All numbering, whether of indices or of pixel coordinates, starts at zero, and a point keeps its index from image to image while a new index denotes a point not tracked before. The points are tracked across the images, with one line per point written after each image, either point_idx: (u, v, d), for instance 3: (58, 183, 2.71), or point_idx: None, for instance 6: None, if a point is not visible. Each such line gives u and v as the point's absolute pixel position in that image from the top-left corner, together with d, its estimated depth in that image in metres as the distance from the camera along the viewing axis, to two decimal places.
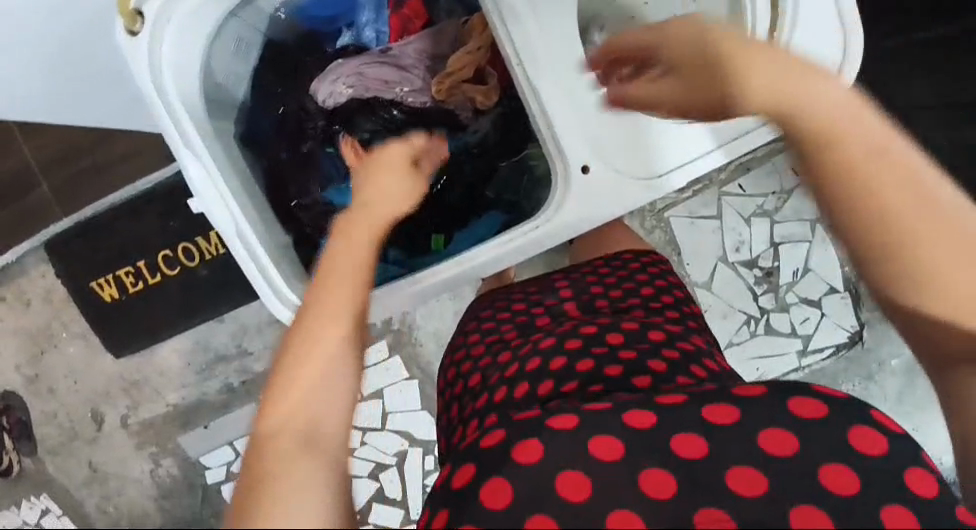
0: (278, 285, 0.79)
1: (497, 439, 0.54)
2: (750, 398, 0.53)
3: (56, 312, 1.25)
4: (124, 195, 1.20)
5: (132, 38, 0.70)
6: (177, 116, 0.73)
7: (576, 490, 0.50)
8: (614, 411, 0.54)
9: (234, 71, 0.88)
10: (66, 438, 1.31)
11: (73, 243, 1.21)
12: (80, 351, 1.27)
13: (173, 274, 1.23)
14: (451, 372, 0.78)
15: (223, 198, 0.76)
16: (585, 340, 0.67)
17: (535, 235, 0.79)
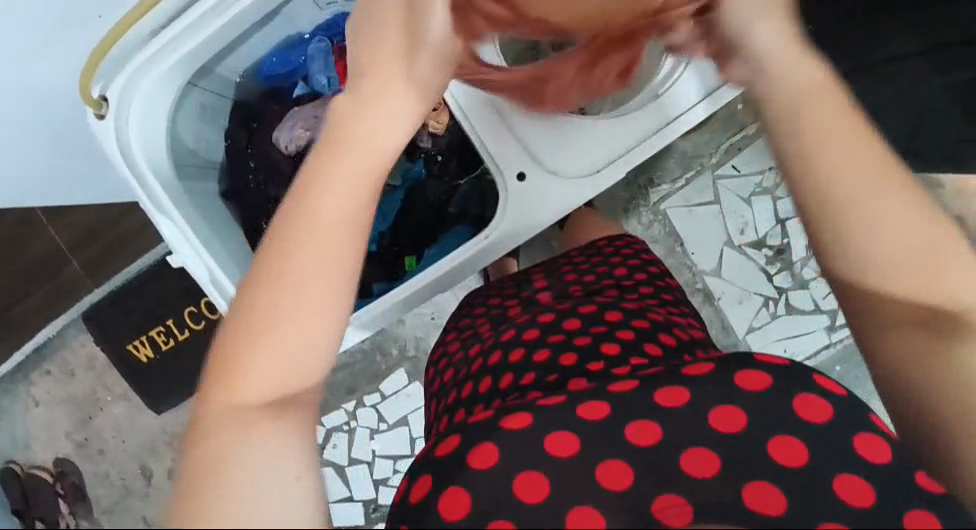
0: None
1: (451, 445, 0.55)
2: (700, 375, 0.54)
3: (100, 377, 1.35)
4: (147, 262, 1.29)
5: (100, 120, 0.78)
6: (149, 192, 0.80)
7: (533, 492, 0.50)
8: (569, 403, 0.54)
9: (204, 135, 0.96)
10: (119, 496, 1.37)
11: (107, 311, 1.31)
12: (124, 411, 1.36)
13: (199, 328, 1.31)
14: (432, 369, 0.83)
15: (198, 253, 0.80)
16: (544, 329, 0.70)
17: (483, 242, 0.82)
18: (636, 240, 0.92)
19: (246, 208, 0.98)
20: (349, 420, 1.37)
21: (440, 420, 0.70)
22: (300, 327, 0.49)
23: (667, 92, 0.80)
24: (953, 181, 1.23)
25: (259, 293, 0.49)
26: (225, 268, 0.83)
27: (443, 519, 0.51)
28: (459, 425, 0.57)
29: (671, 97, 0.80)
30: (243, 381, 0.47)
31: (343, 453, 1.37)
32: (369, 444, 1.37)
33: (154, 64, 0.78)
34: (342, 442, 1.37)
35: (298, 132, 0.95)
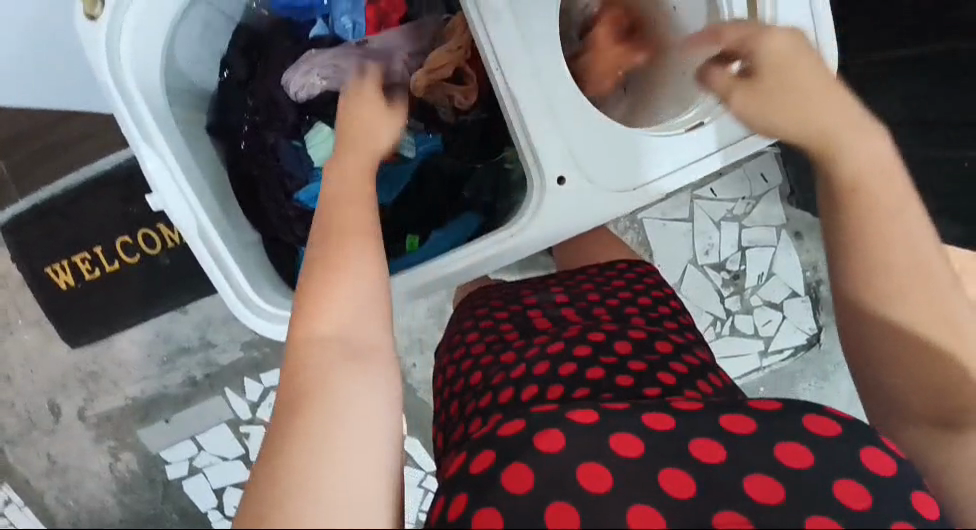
0: (243, 288, 0.73)
1: (516, 426, 0.51)
2: (766, 412, 0.51)
3: (11, 298, 1.19)
4: (80, 178, 1.14)
5: (90, 23, 0.67)
6: (136, 111, 0.69)
7: (599, 482, 0.48)
8: (632, 410, 0.52)
9: (199, 57, 0.85)
10: (25, 428, 1.27)
11: (29, 228, 1.15)
12: (36, 340, 1.22)
13: (131, 262, 1.17)
14: (450, 369, 0.76)
15: (182, 191, 0.71)
16: (594, 348, 0.67)
17: (509, 243, 0.77)
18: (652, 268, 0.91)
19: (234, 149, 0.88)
20: None
21: (469, 422, 0.64)
22: (356, 284, 0.51)
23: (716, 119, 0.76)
24: None
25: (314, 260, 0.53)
26: (214, 217, 0.74)
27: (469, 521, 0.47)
28: (482, 439, 0.52)
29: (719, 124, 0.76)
30: (329, 321, 0.49)
31: None
32: None
33: None
34: None
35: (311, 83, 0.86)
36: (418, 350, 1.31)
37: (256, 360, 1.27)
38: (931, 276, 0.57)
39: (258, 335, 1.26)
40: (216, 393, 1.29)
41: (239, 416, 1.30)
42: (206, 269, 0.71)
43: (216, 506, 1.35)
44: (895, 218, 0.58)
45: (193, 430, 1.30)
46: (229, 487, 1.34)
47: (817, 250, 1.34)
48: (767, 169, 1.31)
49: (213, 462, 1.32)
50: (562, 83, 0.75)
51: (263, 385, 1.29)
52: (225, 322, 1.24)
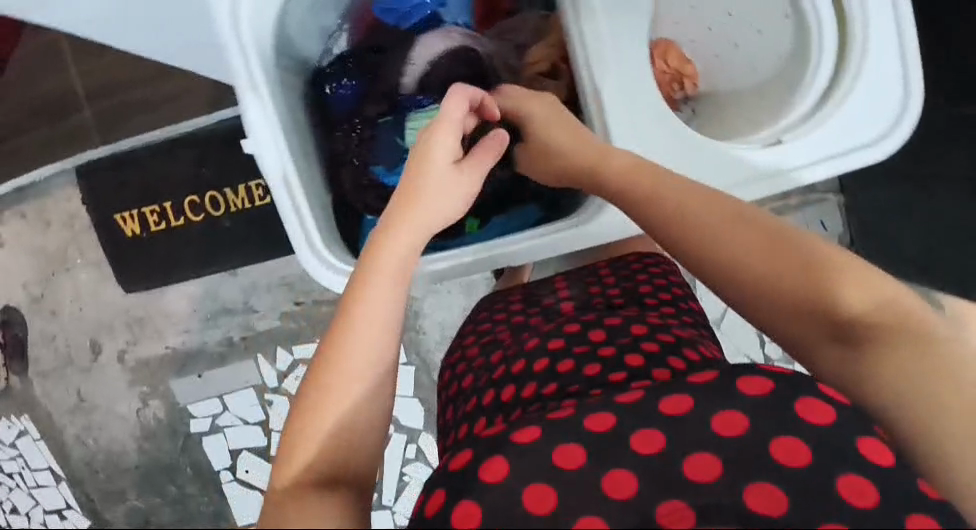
0: (314, 240, 0.74)
1: (464, 458, 0.49)
2: (704, 384, 0.48)
3: (75, 238, 1.27)
4: (161, 135, 1.20)
5: None
6: (247, 61, 0.72)
7: (542, 500, 0.45)
8: (575, 415, 0.49)
9: (306, 25, 0.88)
10: (60, 362, 1.33)
11: (105, 174, 1.21)
12: (91, 279, 1.29)
13: (195, 220, 1.23)
14: (447, 375, 0.74)
15: (276, 144, 0.73)
16: (568, 340, 0.65)
17: (564, 233, 0.75)
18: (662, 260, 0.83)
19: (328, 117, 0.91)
20: None
21: (459, 427, 0.63)
22: (354, 407, 0.51)
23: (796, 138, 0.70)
24: None
25: (325, 359, 0.53)
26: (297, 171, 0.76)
27: (485, 481, 0.46)
28: (472, 439, 0.52)
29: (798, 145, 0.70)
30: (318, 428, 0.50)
31: None
32: None
33: None
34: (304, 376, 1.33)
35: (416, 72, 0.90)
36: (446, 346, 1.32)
37: (290, 331, 1.31)
38: (787, 244, 0.58)
39: (297, 307, 1.30)
40: (248, 357, 1.33)
41: (265, 384, 1.33)
42: (288, 226, 0.73)
43: (229, 468, 1.38)
44: (724, 222, 0.61)
45: (221, 390, 1.34)
46: (245, 452, 1.37)
47: None
48: (827, 216, 1.19)
49: (234, 423, 1.36)
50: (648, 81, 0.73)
51: (294, 356, 1.32)
52: (268, 290, 1.29)
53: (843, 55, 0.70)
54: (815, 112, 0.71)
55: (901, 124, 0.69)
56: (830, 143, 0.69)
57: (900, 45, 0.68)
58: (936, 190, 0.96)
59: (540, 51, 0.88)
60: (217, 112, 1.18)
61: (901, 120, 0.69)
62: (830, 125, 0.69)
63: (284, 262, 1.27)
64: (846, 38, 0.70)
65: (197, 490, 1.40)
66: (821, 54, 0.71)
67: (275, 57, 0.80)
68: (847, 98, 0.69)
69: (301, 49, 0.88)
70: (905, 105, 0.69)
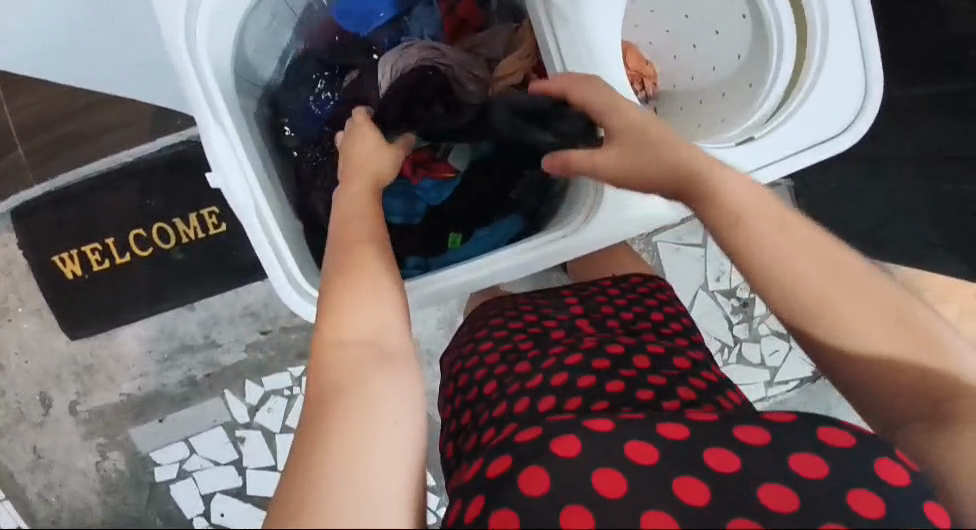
0: (294, 272, 0.71)
1: (532, 433, 0.49)
2: (781, 424, 0.49)
3: (12, 283, 1.15)
4: (100, 168, 1.11)
5: None
6: (203, 79, 0.68)
7: (614, 485, 0.45)
8: (649, 421, 0.49)
9: (262, 45, 0.84)
10: (10, 420, 1.22)
11: (42, 212, 1.12)
12: (34, 328, 1.18)
13: (144, 255, 1.15)
14: (460, 379, 0.71)
15: (243, 171, 0.68)
16: (612, 361, 0.63)
17: (557, 245, 0.75)
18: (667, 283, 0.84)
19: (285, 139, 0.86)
20: (292, 385, 1.26)
21: (482, 433, 0.60)
22: (376, 307, 0.49)
23: (766, 136, 0.71)
24: None
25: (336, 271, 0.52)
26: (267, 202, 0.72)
27: (524, 496, 0.45)
28: (503, 443, 0.50)
29: (767, 142, 0.71)
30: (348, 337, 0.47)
31: (277, 419, 1.27)
32: None
33: None
34: (278, 408, 1.26)
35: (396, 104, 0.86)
36: (425, 361, 1.29)
37: (259, 362, 1.24)
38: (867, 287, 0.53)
39: (263, 337, 1.23)
40: (215, 395, 1.25)
41: (236, 420, 1.26)
42: (262, 256, 0.68)
43: (203, 514, 1.30)
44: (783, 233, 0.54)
45: (187, 432, 1.25)
46: (219, 495, 1.29)
47: None
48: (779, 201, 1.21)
49: (204, 466, 1.27)
50: (619, 79, 0.73)
51: (265, 389, 1.25)
52: (230, 322, 1.22)
53: (804, 57, 0.73)
54: (782, 106, 0.73)
55: (860, 122, 0.71)
56: (794, 140, 0.72)
57: (861, 44, 0.71)
58: (885, 172, 1.01)
59: (513, 63, 0.85)
60: (159, 139, 1.11)
61: (864, 108, 0.72)
62: (800, 118, 0.71)
63: (246, 291, 1.20)
64: (804, 33, 0.73)
65: None
66: (781, 55, 0.74)
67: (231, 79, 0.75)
68: (813, 90, 0.72)
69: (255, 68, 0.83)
70: (863, 104, 0.72)
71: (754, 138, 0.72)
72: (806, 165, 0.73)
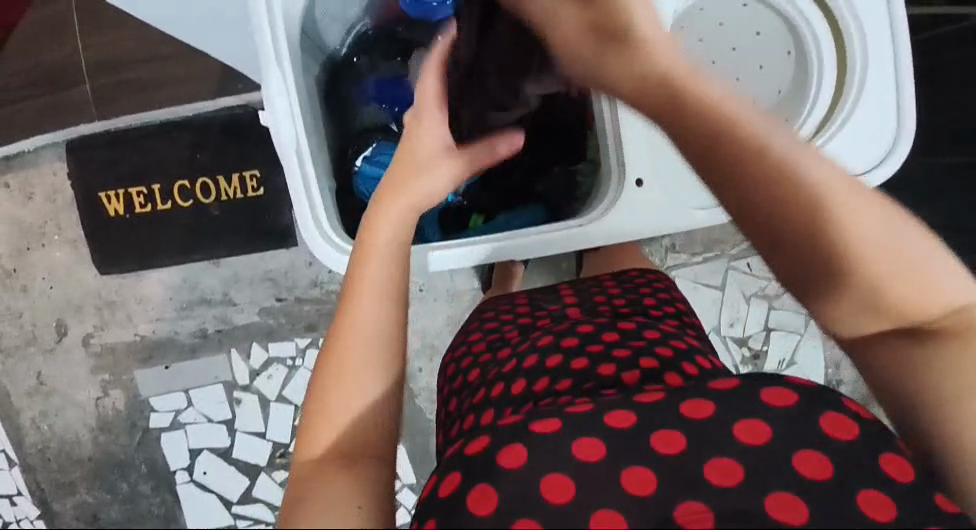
0: (321, 216, 0.74)
1: (481, 444, 0.46)
2: (723, 393, 0.46)
3: (56, 213, 1.22)
4: (160, 118, 1.18)
5: None
6: (274, 28, 0.71)
7: (559, 492, 0.43)
8: (595, 412, 0.47)
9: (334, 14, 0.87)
10: (26, 341, 1.27)
11: (98, 150, 1.19)
12: (67, 257, 1.24)
13: (183, 205, 1.21)
14: (451, 368, 0.73)
15: (292, 116, 0.72)
16: (581, 338, 0.63)
17: (567, 231, 0.75)
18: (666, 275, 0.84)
19: (336, 104, 0.91)
20: (296, 356, 1.29)
21: (463, 420, 0.61)
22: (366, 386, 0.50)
23: None
24: None
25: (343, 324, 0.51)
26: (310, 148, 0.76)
27: (470, 514, 0.43)
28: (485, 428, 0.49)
29: None
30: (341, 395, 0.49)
31: (275, 387, 1.29)
32: (305, 387, 1.30)
33: None
34: (278, 376, 1.29)
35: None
36: (427, 355, 1.30)
37: (269, 327, 1.28)
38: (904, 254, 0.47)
39: (278, 304, 1.27)
40: (221, 352, 1.28)
41: (236, 381, 1.29)
42: (294, 192, 0.72)
43: (186, 468, 1.32)
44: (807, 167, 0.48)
45: (187, 383, 1.29)
46: (205, 452, 1.31)
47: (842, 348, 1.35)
48: None
49: (197, 420, 1.30)
50: None
51: (269, 354, 1.28)
52: (250, 283, 1.26)
53: (840, 97, 0.77)
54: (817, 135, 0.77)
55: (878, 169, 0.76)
56: None
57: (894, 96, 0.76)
58: None
59: None
60: (219, 100, 1.17)
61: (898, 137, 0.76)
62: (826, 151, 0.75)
63: (270, 256, 1.25)
64: (846, 68, 0.77)
65: (151, 490, 1.33)
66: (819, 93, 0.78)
67: (299, 41, 0.79)
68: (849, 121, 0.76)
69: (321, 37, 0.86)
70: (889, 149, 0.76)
71: None
72: None
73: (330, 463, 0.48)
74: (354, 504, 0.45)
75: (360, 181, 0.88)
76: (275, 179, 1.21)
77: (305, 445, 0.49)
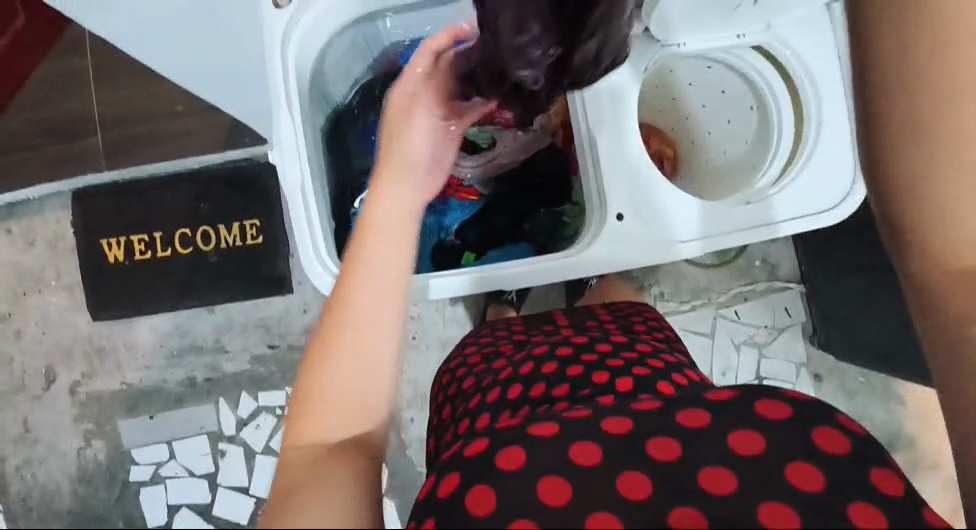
0: (322, 250, 0.77)
1: (479, 447, 0.49)
2: (721, 403, 0.48)
3: (56, 258, 1.24)
4: (167, 169, 1.23)
5: (276, 10, 0.77)
6: (286, 74, 0.77)
7: (556, 494, 0.45)
8: (593, 417, 0.50)
9: (342, 72, 0.94)
10: (9, 389, 1.25)
11: (103, 198, 1.23)
12: (61, 303, 1.25)
13: (183, 253, 1.24)
14: (445, 375, 0.75)
15: (298, 155, 0.77)
16: (576, 348, 0.68)
17: (559, 262, 0.79)
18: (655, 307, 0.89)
19: (340, 153, 0.95)
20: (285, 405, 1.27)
21: (459, 423, 0.64)
22: (358, 379, 0.49)
23: (763, 201, 0.79)
24: (907, 396, 1.34)
25: (331, 317, 0.51)
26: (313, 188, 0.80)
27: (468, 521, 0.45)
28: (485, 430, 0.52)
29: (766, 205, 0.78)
30: (329, 388, 0.49)
31: (262, 437, 1.26)
32: None
33: None
34: (266, 426, 1.27)
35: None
36: (419, 405, 1.29)
37: (259, 376, 1.27)
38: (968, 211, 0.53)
39: (270, 351, 1.27)
40: (209, 401, 1.27)
41: (222, 431, 1.26)
42: (297, 227, 0.76)
43: (164, 527, 1.26)
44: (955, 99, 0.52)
45: (172, 434, 1.25)
46: (185, 508, 1.26)
47: (835, 397, 1.35)
48: (791, 303, 1.35)
49: (179, 474, 1.26)
50: (632, 129, 0.79)
51: (258, 403, 1.27)
52: (243, 330, 1.27)
53: (801, 131, 0.81)
54: (787, 170, 0.81)
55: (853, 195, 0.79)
56: (791, 205, 0.79)
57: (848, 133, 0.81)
58: None
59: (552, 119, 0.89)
60: (226, 152, 1.23)
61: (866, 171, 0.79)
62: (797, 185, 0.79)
63: (265, 303, 1.26)
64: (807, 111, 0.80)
65: None
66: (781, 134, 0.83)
67: (308, 95, 0.85)
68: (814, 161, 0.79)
69: (331, 91, 0.93)
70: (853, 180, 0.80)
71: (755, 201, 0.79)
72: (797, 230, 0.80)
73: (327, 450, 0.47)
74: (352, 492, 0.45)
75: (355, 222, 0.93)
76: (274, 228, 1.25)
77: (300, 429, 0.48)
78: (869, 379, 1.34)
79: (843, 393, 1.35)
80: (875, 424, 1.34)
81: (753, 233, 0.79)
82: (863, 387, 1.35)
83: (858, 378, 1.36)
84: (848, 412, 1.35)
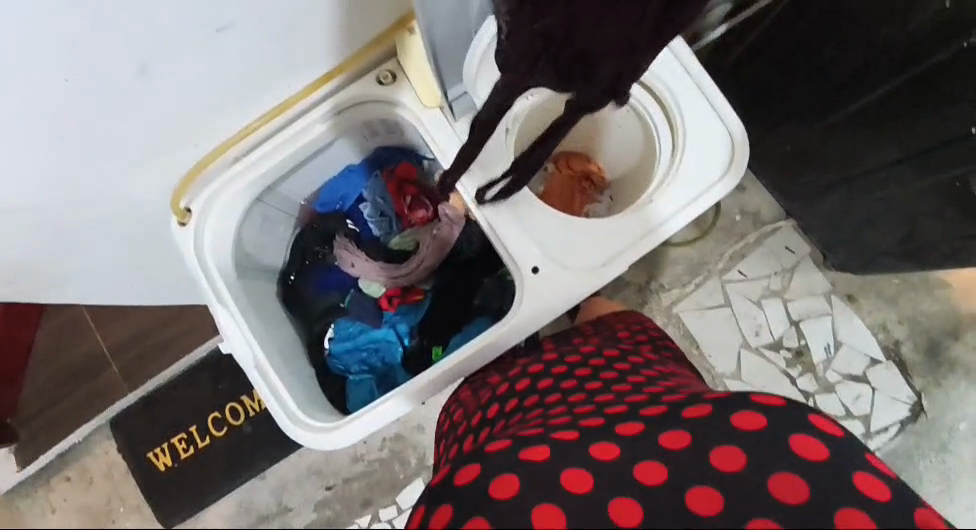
0: (294, 409, 0.83)
1: (473, 472, 0.53)
2: (698, 418, 0.55)
3: (116, 487, 1.34)
4: (181, 367, 1.32)
5: (181, 227, 0.86)
6: (208, 271, 0.86)
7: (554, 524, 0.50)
8: (579, 441, 0.55)
9: (268, 242, 0.99)
10: None
11: (134, 417, 1.33)
12: (135, 523, 1.34)
13: (219, 435, 1.30)
14: (443, 416, 0.82)
15: (249, 343, 0.85)
16: (547, 363, 0.76)
17: (497, 331, 0.81)
18: (634, 314, 0.94)
19: (301, 304, 1.01)
20: None
21: (450, 449, 0.72)
22: None
23: (660, 198, 0.81)
24: (951, 278, 1.28)
25: None
26: (270, 355, 0.86)
27: None
28: (474, 454, 0.56)
29: (657, 205, 0.81)
30: None
31: None
32: None
33: (234, 182, 0.88)
34: None
35: (381, 269, 0.99)
36: None
37: (329, 518, 1.31)
38: None
39: (329, 492, 1.32)
40: None
41: None
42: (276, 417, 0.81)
43: None
44: None
45: None
46: None
47: (880, 309, 1.29)
48: (789, 240, 1.33)
49: None
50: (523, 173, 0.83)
51: None
52: (299, 483, 1.32)
53: (673, 127, 0.84)
54: (673, 157, 0.84)
55: (733, 167, 0.81)
56: (681, 195, 0.81)
57: (718, 113, 0.82)
58: (893, 179, 1.01)
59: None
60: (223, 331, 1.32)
61: (736, 145, 0.81)
62: (682, 172, 0.81)
63: (307, 451, 1.31)
64: (671, 115, 0.84)
65: None
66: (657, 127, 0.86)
67: (242, 283, 0.91)
68: (685, 157, 0.82)
69: (267, 262, 1.00)
70: (734, 151, 0.81)
71: (653, 200, 0.82)
72: (698, 211, 0.82)
73: None
74: None
75: (331, 362, 0.99)
76: None
77: None
78: (904, 278, 1.29)
79: (885, 302, 1.29)
80: (931, 318, 1.27)
81: (665, 230, 0.82)
82: (903, 287, 1.29)
83: (893, 281, 1.30)
84: (900, 318, 1.29)
